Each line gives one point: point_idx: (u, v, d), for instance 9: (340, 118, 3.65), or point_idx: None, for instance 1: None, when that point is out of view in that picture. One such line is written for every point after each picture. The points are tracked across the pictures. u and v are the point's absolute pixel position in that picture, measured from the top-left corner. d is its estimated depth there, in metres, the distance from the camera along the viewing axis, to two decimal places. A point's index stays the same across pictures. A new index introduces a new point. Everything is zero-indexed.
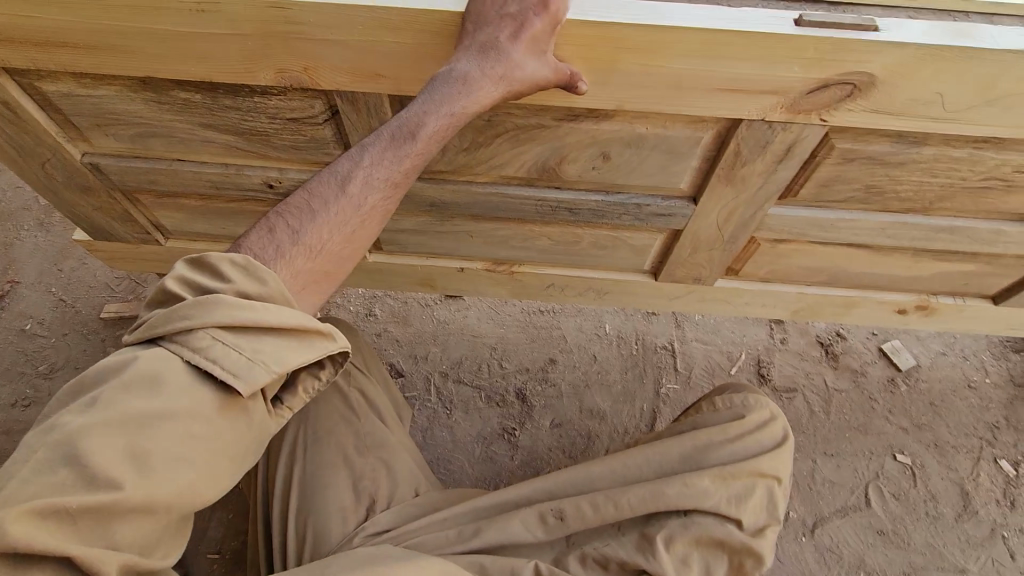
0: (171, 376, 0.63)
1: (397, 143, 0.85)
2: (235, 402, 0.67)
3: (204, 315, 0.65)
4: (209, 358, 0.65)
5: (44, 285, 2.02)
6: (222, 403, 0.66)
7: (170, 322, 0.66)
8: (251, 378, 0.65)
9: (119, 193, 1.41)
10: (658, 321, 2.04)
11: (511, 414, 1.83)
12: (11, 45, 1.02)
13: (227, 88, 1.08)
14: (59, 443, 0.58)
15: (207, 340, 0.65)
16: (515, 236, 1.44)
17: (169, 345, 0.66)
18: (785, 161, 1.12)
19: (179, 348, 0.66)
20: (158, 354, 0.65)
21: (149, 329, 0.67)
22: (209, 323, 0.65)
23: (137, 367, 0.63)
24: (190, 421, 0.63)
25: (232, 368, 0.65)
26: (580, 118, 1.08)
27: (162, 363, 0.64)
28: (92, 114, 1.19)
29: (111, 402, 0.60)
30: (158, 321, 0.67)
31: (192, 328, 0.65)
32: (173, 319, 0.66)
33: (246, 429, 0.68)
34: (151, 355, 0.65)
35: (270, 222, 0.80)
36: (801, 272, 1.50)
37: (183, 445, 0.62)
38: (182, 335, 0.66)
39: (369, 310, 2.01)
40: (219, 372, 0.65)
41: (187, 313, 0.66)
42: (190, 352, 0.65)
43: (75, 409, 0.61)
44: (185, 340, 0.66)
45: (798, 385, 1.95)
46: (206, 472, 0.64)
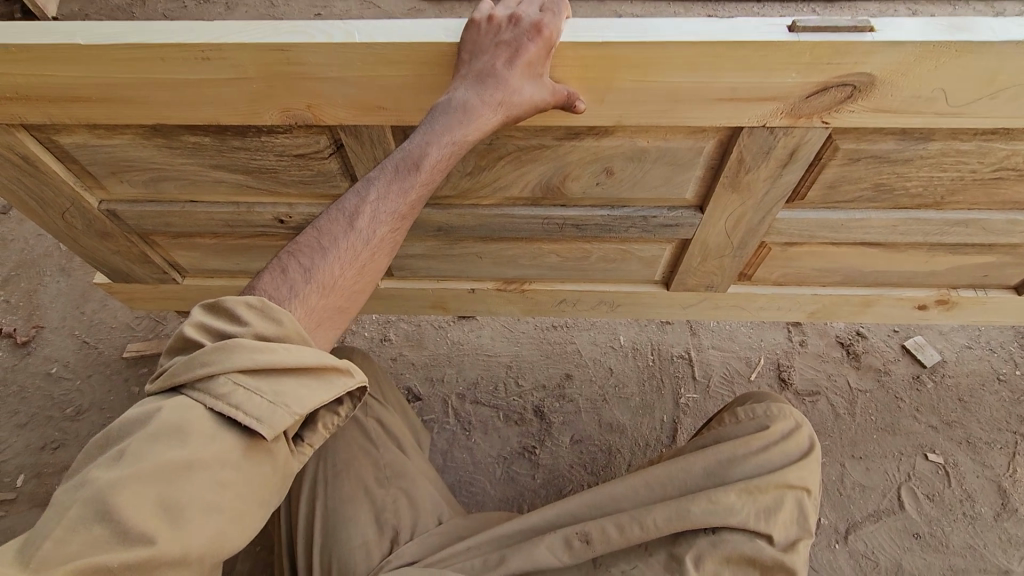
0: (196, 423, 0.64)
1: (401, 174, 0.86)
2: (259, 445, 0.68)
3: (223, 361, 0.65)
4: (231, 403, 0.65)
5: (68, 328, 2.07)
6: (247, 446, 0.67)
7: (190, 370, 0.66)
8: (274, 420, 0.66)
9: (136, 236, 1.45)
10: (672, 330, 2.02)
11: (530, 432, 1.82)
12: (28, 103, 1.06)
13: (235, 129, 1.11)
14: (91, 500, 0.58)
15: (228, 386, 0.65)
16: (524, 255, 1.45)
17: (190, 394, 0.66)
18: (790, 166, 1.12)
19: (201, 395, 0.66)
20: (181, 402, 0.65)
21: (169, 378, 0.67)
22: (229, 368, 0.65)
23: (162, 417, 0.63)
24: (218, 468, 0.64)
25: (255, 412, 0.66)
26: (581, 137, 1.08)
27: (186, 410, 0.65)
28: (107, 162, 1.22)
29: (140, 455, 0.60)
30: (179, 369, 0.67)
31: (213, 374, 0.66)
32: (192, 366, 0.66)
33: (271, 472, 0.69)
34: (174, 405, 0.65)
35: (281, 262, 0.80)
36: (815, 274, 1.48)
37: (213, 493, 0.63)
38: (202, 382, 0.66)
39: (383, 336, 2.03)
40: (243, 417, 0.65)
41: (206, 359, 0.66)
42: (213, 398, 0.65)
43: (103, 463, 0.61)
44: (207, 387, 0.66)
45: (820, 388, 1.92)
46: (237, 519, 0.64)
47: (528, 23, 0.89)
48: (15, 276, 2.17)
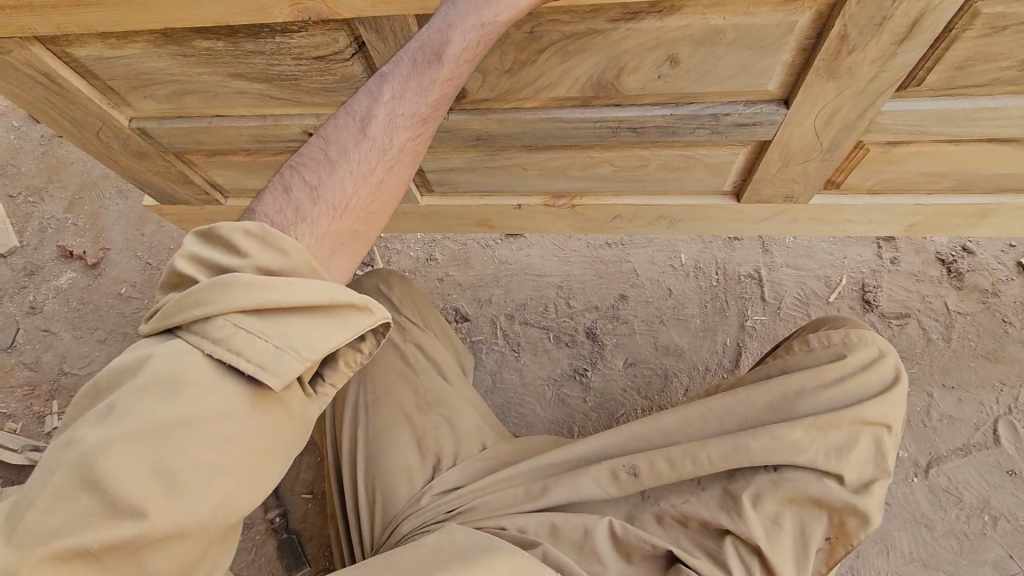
0: (191, 374, 0.60)
1: (419, 69, 0.73)
2: (267, 396, 0.63)
3: (221, 299, 0.61)
4: (231, 348, 0.61)
5: (132, 250, 2.14)
6: (252, 398, 0.62)
7: (184, 310, 0.62)
8: (280, 368, 0.61)
9: (171, 155, 1.40)
10: (741, 247, 1.85)
11: (581, 354, 1.76)
12: (33, 12, 0.98)
13: (247, 31, 1.00)
14: (77, 463, 0.56)
15: (227, 328, 0.61)
16: (574, 166, 1.30)
17: (186, 337, 0.63)
18: (907, 42, 0.89)
19: (198, 340, 0.62)
20: (176, 348, 0.61)
21: (163, 318, 0.63)
22: (226, 308, 0.61)
23: (151, 369, 0.60)
24: (215, 427, 0.59)
25: (258, 358, 0.61)
26: (640, 16, 0.90)
27: (180, 357, 0.60)
28: (126, 76, 1.15)
29: (128, 414, 0.57)
30: (172, 309, 0.63)
31: (210, 315, 0.61)
32: (188, 306, 0.62)
33: (281, 423, 0.64)
34: (166, 351, 0.61)
35: (285, 179, 0.72)
36: (921, 180, 1.25)
37: (210, 454, 0.59)
38: (199, 324, 0.62)
39: (429, 255, 1.97)
40: (246, 364, 0.61)
41: (202, 298, 0.62)
42: (211, 344, 0.61)
43: (92, 419, 0.58)
44: (203, 329, 0.62)
45: (910, 310, 1.71)
46: (242, 481, 0.61)
47: None
48: (80, 199, 2.25)
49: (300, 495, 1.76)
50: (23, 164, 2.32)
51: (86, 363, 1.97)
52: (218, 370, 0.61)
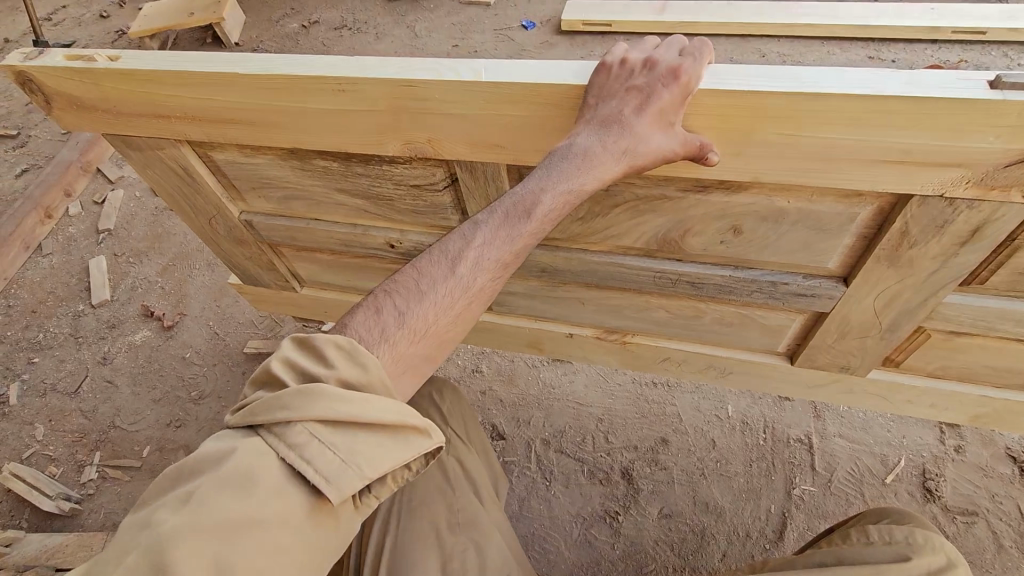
0: (266, 474, 0.65)
1: (510, 220, 0.83)
2: (325, 507, 0.67)
3: (304, 407, 0.67)
4: (303, 456, 0.66)
5: (204, 319, 2.31)
6: (312, 509, 0.66)
7: (269, 411, 0.68)
8: (342, 483, 0.65)
9: (266, 245, 1.56)
10: (792, 408, 1.79)
11: (615, 495, 1.69)
12: (192, 123, 1.17)
13: (360, 158, 1.15)
14: (150, 547, 0.58)
15: (304, 435, 0.66)
16: (630, 306, 1.35)
17: (264, 436, 0.68)
18: (969, 245, 0.92)
19: (275, 442, 0.67)
20: (255, 446, 0.66)
21: (247, 414, 0.69)
22: (308, 416, 0.66)
23: (233, 463, 0.64)
24: (276, 531, 0.62)
25: (325, 469, 0.66)
26: (709, 190, 0.98)
27: (257, 457, 0.65)
28: (250, 178, 1.33)
29: (205, 504, 0.61)
30: (259, 408, 0.68)
31: (291, 420, 0.67)
32: (273, 407, 0.68)
33: (330, 536, 0.67)
34: (246, 448, 0.66)
35: (377, 301, 0.80)
36: (986, 372, 1.22)
37: (267, 558, 0.61)
38: (279, 427, 0.67)
39: (476, 366, 2.01)
40: (312, 474, 0.65)
41: (288, 402, 0.67)
42: (286, 448, 0.66)
43: (171, 504, 0.62)
44: (282, 433, 0.67)
45: (978, 508, 1.58)
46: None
47: (664, 69, 0.83)
48: (172, 265, 2.48)
49: None
50: (134, 228, 2.62)
51: (136, 419, 2.07)
52: (286, 475, 0.66)
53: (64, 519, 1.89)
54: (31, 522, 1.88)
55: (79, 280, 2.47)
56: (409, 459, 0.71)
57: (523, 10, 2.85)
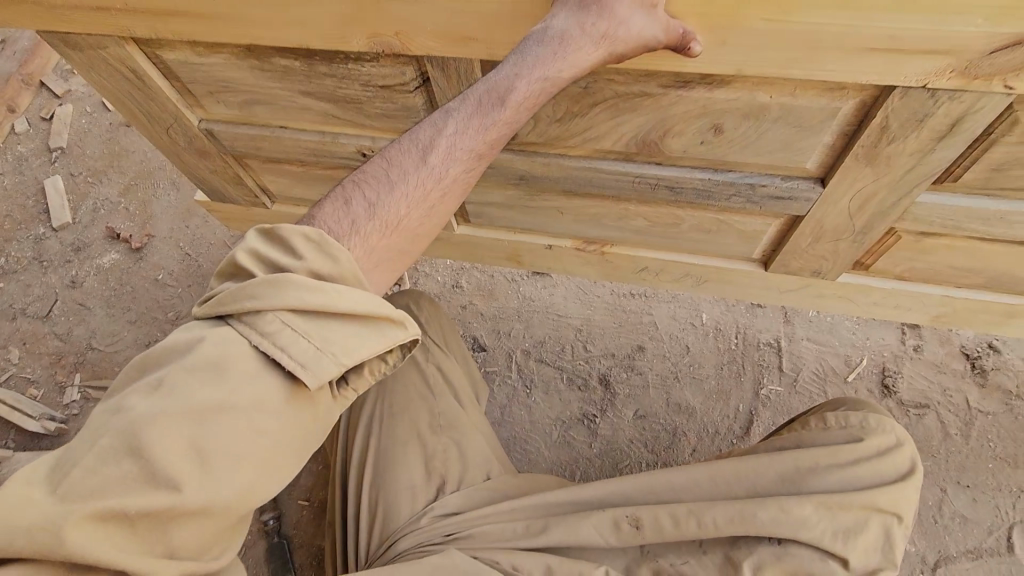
0: (237, 361, 0.65)
1: (484, 109, 0.79)
2: (302, 393, 0.67)
3: (273, 296, 0.66)
4: (277, 344, 0.66)
5: (174, 240, 2.24)
6: (288, 393, 0.66)
7: (239, 301, 0.67)
8: (318, 369, 0.66)
9: (231, 157, 1.49)
10: (764, 314, 1.85)
11: (592, 400, 1.77)
12: (134, 16, 1.07)
13: (323, 55, 1.08)
14: (123, 431, 0.60)
15: (276, 324, 0.66)
16: (609, 215, 1.34)
17: (235, 325, 0.68)
18: (946, 140, 0.92)
19: (247, 331, 0.67)
20: (227, 335, 0.66)
21: (217, 304, 0.69)
22: (279, 306, 0.66)
23: (201, 352, 0.64)
24: (250, 415, 0.64)
25: (299, 357, 0.66)
26: (691, 85, 0.95)
27: (229, 345, 0.65)
28: (205, 81, 1.24)
29: (175, 390, 0.62)
30: (227, 298, 0.68)
31: (262, 309, 0.66)
32: (242, 298, 0.67)
33: (310, 420, 0.69)
34: (217, 337, 0.66)
35: (346, 193, 0.77)
36: (951, 272, 1.26)
37: (246, 441, 0.63)
38: (251, 316, 0.67)
39: (455, 282, 2.02)
40: (288, 361, 0.65)
41: (257, 292, 0.67)
42: (258, 336, 0.66)
43: (142, 390, 0.63)
44: (254, 322, 0.67)
45: (930, 402, 1.69)
46: (265, 470, 0.65)
47: None
48: (134, 185, 2.37)
49: (297, 501, 1.77)
50: (89, 147, 2.47)
51: (114, 341, 2.06)
52: (261, 363, 0.66)
53: (52, 438, 1.92)
54: (17, 442, 1.90)
55: (36, 202, 2.36)
56: (386, 349, 0.70)
57: None
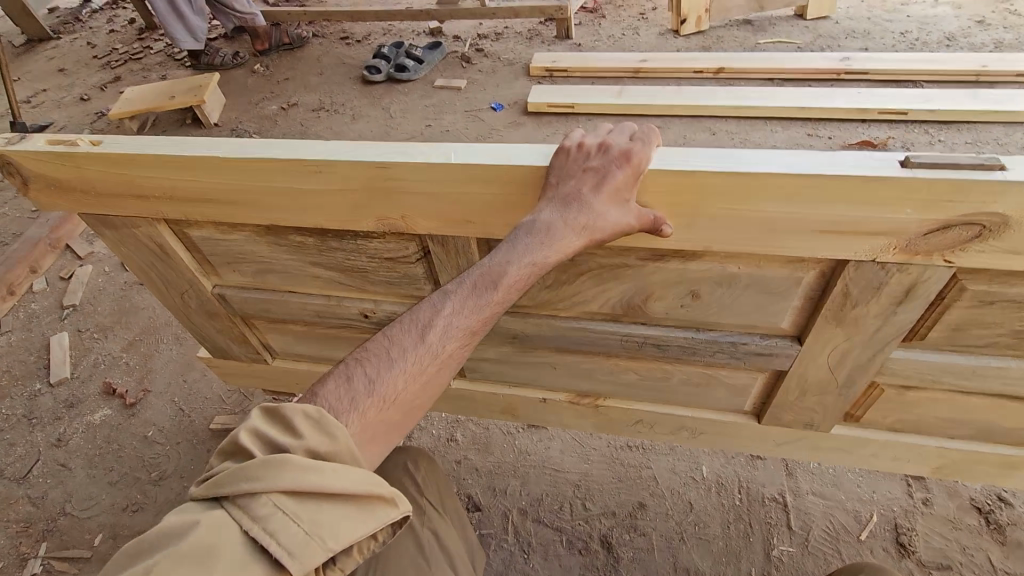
0: (227, 548, 0.64)
1: (478, 290, 0.87)
2: None
3: (269, 477, 0.67)
4: (266, 528, 0.65)
5: (170, 395, 2.24)
6: None
7: (235, 482, 0.68)
8: (305, 556, 0.65)
9: (238, 318, 1.56)
10: (765, 467, 1.81)
11: (594, 565, 1.65)
12: (169, 202, 1.21)
13: (335, 233, 1.20)
14: None
15: (268, 507, 0.66)
16: (600, 370, 1.38)
17: (229, 508, 0.68)
18: (905, 305, 1.00)
19: (239, 514, 0.67)
20: (220, 520, 0.66)
21: (213, 486, 0.69)
22: (272, 488, 0.67)
23: (193, 538, 0.63)
24: None
25: (287, 543, 0.65)
26: (666, 259, 1.05)
27: (222, 530, 0.65)
28: (225, 254, 1.36)
29: None
30: (224, 479, 0.69)
31: (256, 491, 0.67)
32: (238, 479, 0.68)
33: None
34: (211, 522, 0.66)
35: (348, 369, 0.82)
36: (940, 424, 1.28)
37: None
38: (244, 499, 0.68)
39: (451, 436, 1.99)
40: (275, 547, 0.64)
41: (253, 473, 0.68)
42: (249, 520, 0.66)
43: None
44: (247, 505, 0.67)
45: (953, 562, 1.58)
46: None
47: (617, 152, 0.90)
48: (138, 340, 2.43)
49: None
50: (100, 304, 2.58)
51: (90, 505, 1.96)
52: (248, 549, 0.65)
53: None
54: None
55: (38, 358, 2.39)
56: (374, 529, 0.71)
57: (491, 92, 3.04)
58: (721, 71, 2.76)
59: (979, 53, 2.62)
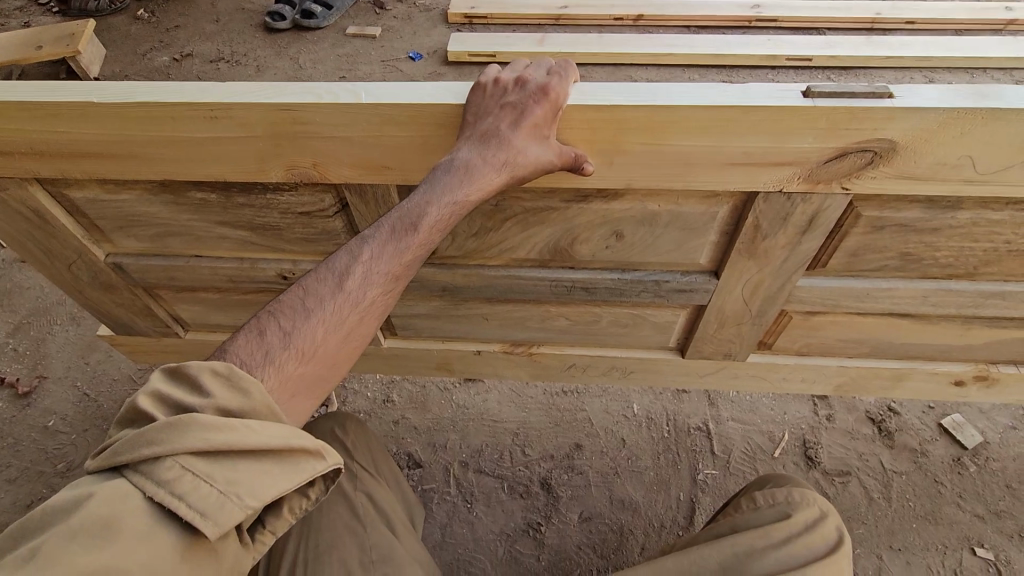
0: (129, 518, 0.62)
1: (397, 235, 0.84)
2: (202, 546, 0.65)
3: (173, 440, 0.64)
4: (175, 493, 0.63)
5: (71, 380, 2.05)
6: (186, 549, 0.64)
7: (135, 449, 0.64)
8: (220, 516, 0.63)
9: (140, 289, 1.44)
10: (690, 399, 1.93)
11: (536, 507, 1.71)
12: (40, 159, 1.07)
13: (241, 187, 1.11)
14: None
15: (174, 470, 0.64)
16: (531, 317, 1.40)
17: (130, 477, 0.64)
18: (809, 233, 1.06)
19: (141, 481, 0.64)
20: (119, 489, 0.63)
21: (110, 455, 0.65)
22: (177, 450, 0.64)
23: (89, 510, 0.60)
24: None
25: (200, 505, 0.63)
26: (589, 200, 1.05)
27: (121, 499, 0.62)
28: (115, 217, 1.22)
29: (55, 557, 0.57)
30: (121, 447, 0.65)
31: (160, 456, 0.64)
32: (138, 445, 0.64)
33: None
34: (108, 492, 0.63)
35: (260, 322, 0.79)
36: (840, 345, 1.40)
37: None
38: (145, 465, 0.64)
39: (386, 396, 1.96)
40: (186, 510, 0.63)
41: (155, 437, 0.64)
42: (154, 485, 0.63)
43: (14, 562, 0.58)
44: (150, 471, 0.64)
45: (851, 468, 1.78)
46: None
47: (534, 87, 0.87)
48: (27, 323, 2.19)
49: None
50: None
51: None
52: (155, 516, 0.63)
53: None
54: None
55: None
56: (298, 483, 0.70)
57: (408, 41, 2.89)
58: (640, 19, 2.78)
59: (873, 1, 2.78)
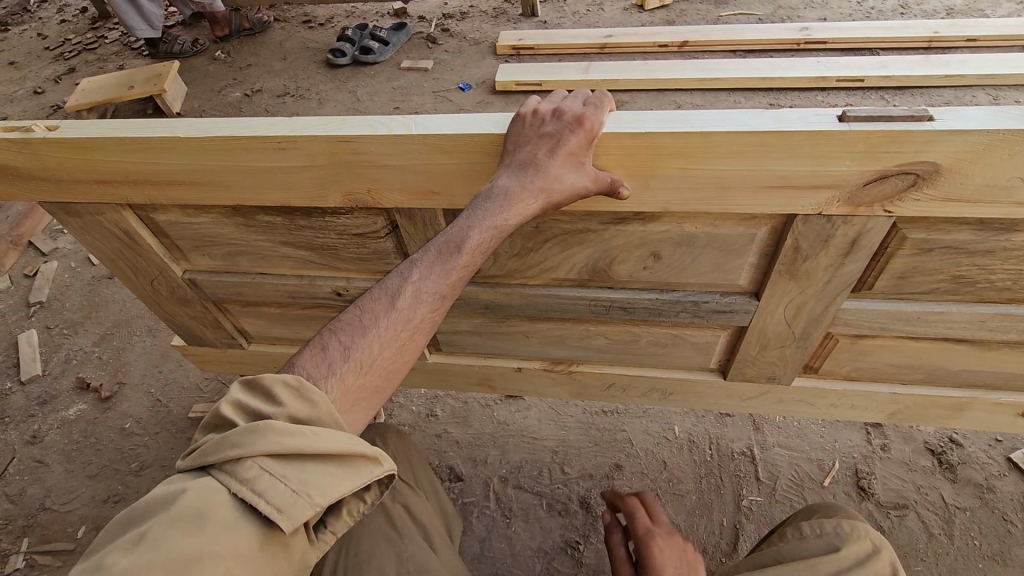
0: (217, 509, 0.71)
1: (442, 258, 0.90)
2: (276, 537, 0.74)
3: (254, 443, 0.74)
4: (254, 489, 0.73)
5: (146, 387, 2.23)
6: (262, 538, 0.73)
7: (221, 450, 0.75)
8: (293, 510, 0.73)
9: (211, 303, 1.57)
10: (733, 423, 1.90)
11: (573, 526, 1.71)
12: (134, 186, 1.20)
13: (303, 211, 1.21)
14: None
15: (254, 469, 0.74)
16: (571, 336, 1.43)
17: (216, 475, 0.75)
18: (851, 256, 1.06)
19: (226, 478, 0.74)
20: (207, 485, 0.73)
21: (201, 455, 0.76)
22: (257, 452, 0.74)
23: (184, 502, 0.70)
24: (228, 561, 0.68)
25: (276, 501, 0.73)
26: (627, 222, 1.09)
27: (209, 494, 0.72)
28: (193, 238, 1.35)
29: (158, 539, 0.66)
30: (210, 448, 0.76)
31: (242, 456, 0.74)
32: (224, 447, 0.75)
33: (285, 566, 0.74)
34: (199, 487, 0.73)
35: (323, 339, 0.87)
36: (891, 370, 1.35)
37: None
38: (230, 465, 0.75)
39: (430, 411, 2.03)
40: (264, 505, 0.72)
41: (238, 441, 0.75)
42: (237, 482, 0.73)
43: (124, 545, 0.67)
44: (234, 470, 0.74)
45: (907, 501, 1.69)
46: None
47: (571, 116, 0.92)
48: (110, 334, 2.41)
49: None
50: (69, 300, 2.55)
51: (70, 499, 1.95)
52: (237, 509, 0.73)
53: None
54: None
55: (8, 357, 2.36)
56: (360, 484, 0.79)
57: (459, 72, 3.03)
58: (686, 43, 2.81)
59: (931, 20, 2.71)
